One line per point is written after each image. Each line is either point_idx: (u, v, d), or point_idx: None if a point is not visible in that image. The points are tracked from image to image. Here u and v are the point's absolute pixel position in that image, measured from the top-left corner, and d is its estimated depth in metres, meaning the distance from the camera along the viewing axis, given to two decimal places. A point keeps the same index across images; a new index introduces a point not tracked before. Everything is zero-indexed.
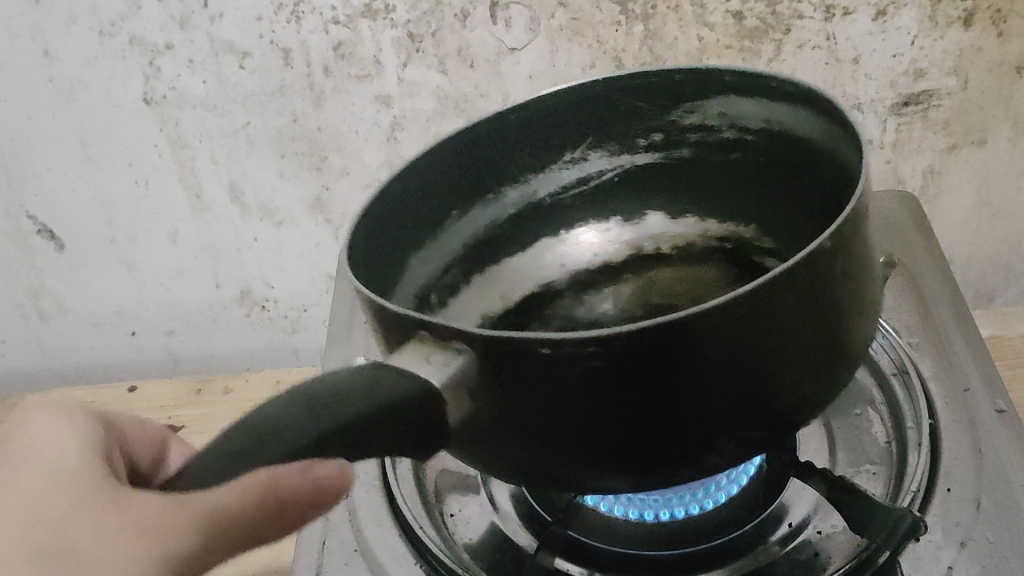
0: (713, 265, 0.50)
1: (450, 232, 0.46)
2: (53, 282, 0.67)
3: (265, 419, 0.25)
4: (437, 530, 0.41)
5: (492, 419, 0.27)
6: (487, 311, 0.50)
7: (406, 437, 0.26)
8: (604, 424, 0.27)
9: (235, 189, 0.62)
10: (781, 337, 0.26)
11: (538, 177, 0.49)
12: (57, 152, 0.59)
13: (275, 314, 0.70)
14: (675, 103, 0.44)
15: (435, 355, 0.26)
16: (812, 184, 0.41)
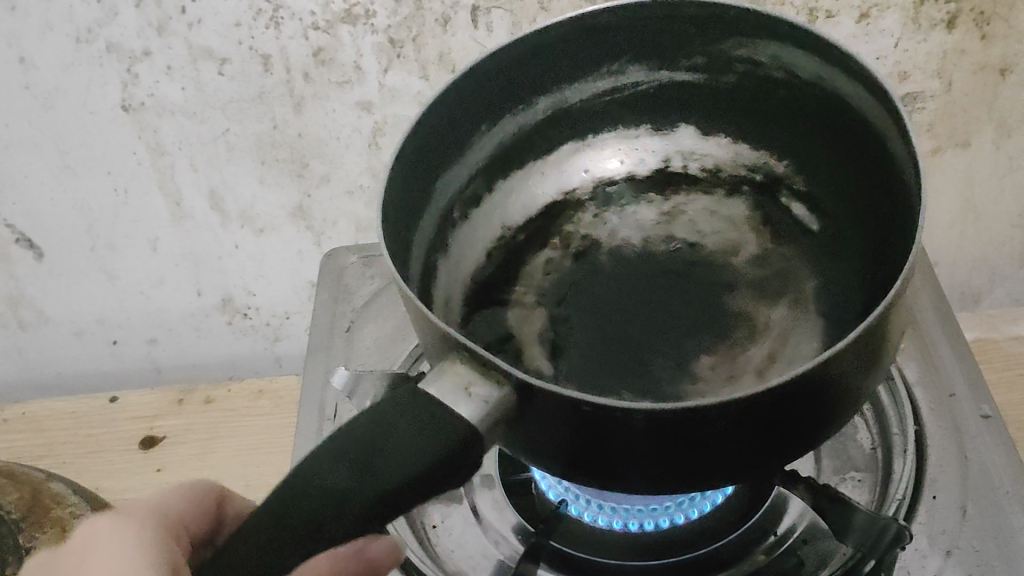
0: (741, 198, 0.51)
1: (477, 146, 0.48)
2: (33, 291, 0.66)
3: (314, 487, 0.28)
4: (419, 543, 0.41)
5: (540, 442, 0.30)
6: (507, 221, 0.51)
7: (448, 476, 0.29)
8: (642, 462, 0.29)
9: (216, 197, 0.61)
10: (809, 402, 0.29)
11: (570, 89, 0.49)
12: (35, 160, 0.59)
13: (257, 322, 0.69)
14: (725, 35, 0.45)
15: (477, 387, 0.29)
16: (859, 122, 0.42)
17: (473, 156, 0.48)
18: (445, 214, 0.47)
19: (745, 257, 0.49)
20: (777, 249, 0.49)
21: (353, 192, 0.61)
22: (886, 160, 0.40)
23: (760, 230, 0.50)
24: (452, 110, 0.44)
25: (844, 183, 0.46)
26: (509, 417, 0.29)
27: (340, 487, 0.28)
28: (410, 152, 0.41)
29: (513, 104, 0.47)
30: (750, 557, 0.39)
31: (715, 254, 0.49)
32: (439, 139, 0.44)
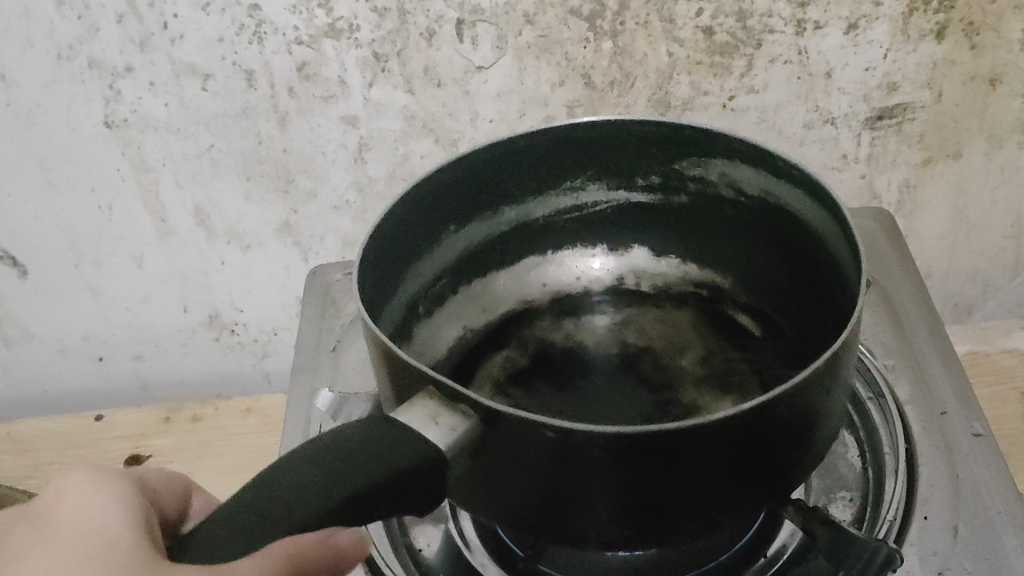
0: (688, 310, 0.52)
1: (444, 248, 0.46)
2: (18, 308, 0.65)
3: (285, 483, 0.29)
4: (403, 568, 0.40)
5: (500, 471, 0.31)
6: (468, 323, 0.51)
7: (416, 497, 0.30)
8: (600, 496, 0.31)
9: (201, 213, 0.61)
10: (761, 441, 0.30)
11: (537, 201, 0.49)
12: (17, 178, 0.58)
13: (245, 339, 0.69)
14: (681, 155, 0.45)
15: (445, 416, 0.31)
16: (807, 260, 0.42)
17: (441, 258, 0.46)
18: (410, 306, 0.46)
19: (690, 356, 0.49)
20: (721, 350, 0.49)
21: (339, 208, 0.61)
22: (828, 284, 0.41)
23: (704, 335, 0.50)
24: (425, 206, 0.42)
25: (790, 304, 0.46)
26: (473, 448, 0.31)
27: (306, 483, 0.29)
28: (393, 232, 0.41)
29: (484, 210, 0.47)
30: None
31: (659, 353, 0.49)
32: (407, 241, 0.42)
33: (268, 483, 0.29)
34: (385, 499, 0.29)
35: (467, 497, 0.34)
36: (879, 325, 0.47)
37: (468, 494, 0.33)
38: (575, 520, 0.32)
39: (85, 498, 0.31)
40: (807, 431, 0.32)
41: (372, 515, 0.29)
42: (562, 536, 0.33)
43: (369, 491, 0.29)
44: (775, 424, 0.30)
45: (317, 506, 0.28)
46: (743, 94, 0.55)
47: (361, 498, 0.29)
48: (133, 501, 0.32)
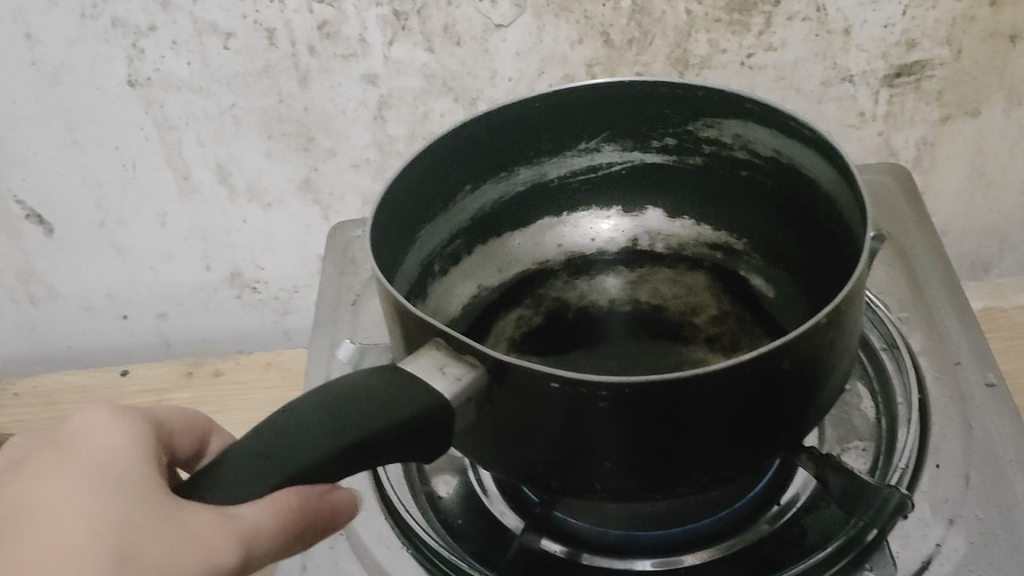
0: (702, 272, 0.50)
1: (459, 207, 0.45)
2: (44, 266, 0.66)
3: (294, 430, 0.30)
4: (424, 513, 0.41)
5: (510, 425, 0.34)
6: (483, 283, 0.49)
7: (418, 450, 0.32)
8: (604, 447, 0.33)
9: (223, 171, 0.61)
10: (759, 396, 0.32)
11: (551, 161, 0.47)
12: (43, 136, 0.59)
13: (266, 296, 0.69)
14: (697, 116, 0.43)
15: (452, 366, 0.32)
16: (821, 223, 0.41)
17: (454, 217, 0.45)
18: (426, 266, 0.45)
19: (702, 317, 0.48)
20: (733, 310, 0.48)
21: (360, 166, 0.61)
22: (841, 248, 0.40)
23: (718, 295, 0.49)
24: (432, 164, 0.41)
25: (800, 270, 0.45)
26: (483, 399, 0.33)
27: (312, 433, 0.30)
28: (403, 190, 0.40)
29: (499, 170, 0.46)
30: (753, 527, 0.39)
31: (673, 314, 0.49)
32: (415, 202, 0.41)
33: (284, 422, 0.30)
34: (393, 446, 0.31)
35: (476, 449, 0.36)
36: (893, 278, 0.48)
37: (478, 445, 0.35)
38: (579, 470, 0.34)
39: (108, 434, 0.32)
40: (811, 381, 0.34)
41: (378, 461, 0.31)
42: (567, 486, 0.35)
43: (373, 440, 0.30)
44: (780, 376, 0.32)
45: (318, 451, 0.30)
46: (761, 51, 0.55)
47: (365, 446, 0.30)
48: (154, 448, 0.32)
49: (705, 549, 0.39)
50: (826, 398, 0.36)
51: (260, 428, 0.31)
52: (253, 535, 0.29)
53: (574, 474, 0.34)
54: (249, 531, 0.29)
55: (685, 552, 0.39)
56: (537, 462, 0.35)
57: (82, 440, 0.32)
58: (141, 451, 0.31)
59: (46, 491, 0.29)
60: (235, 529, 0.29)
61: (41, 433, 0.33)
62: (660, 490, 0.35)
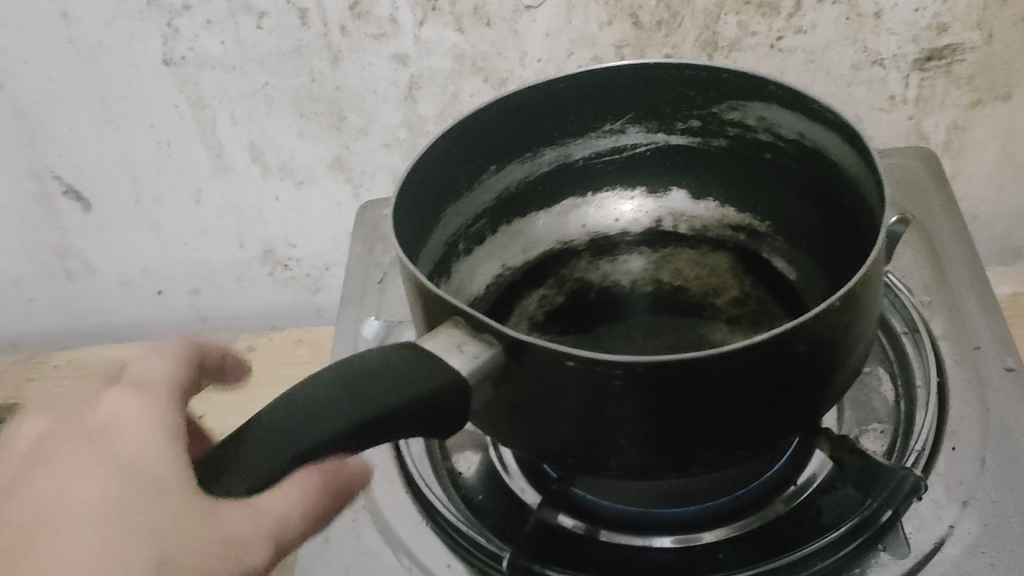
0: (725, 254, 0.50)
1: (484, 187, 0.46)
2: (81, 241, 0.68)
3: (312, 406, 0.30)
4: (445, 488, 0.42)
5: (526, 402, 0.34)
6: (508, 262, 0.50)
7: (432, 424, 0.32)
8: (619, 425, 0.33)
9: (256, 149, 0.62)
10: (774, 377, 0.33)
11: (576, 142, 0.48)
12: (80, 113, 0.60)
13: (298, 273, 0.70)
14: (721, 98, 0.44)
15: (469, 345, 0.32)
16: (842, 206, 0.41)
17: (479, 197, 0.46)
18: (450, 244, 0.45)
19: (723, 297, 0.48)
20: (755, 292, 0.47)
21: (390, 145, 0.62)
22: (861, 231, 0.40)
23: (740, 277, 0.49)
24: (456, 144, 0.42)
25: (821, 253, 0.45)
26: (500, 376, 0.33)
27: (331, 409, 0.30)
28: (427, 170, 0.40)
29: (523, 151, 0.46)
30: (769, 507, 0.40)
31: (694, 294, 0.48)
32: (440, 181, 0.42)
33: (301, 398, 0.30)
34: (406, 421, 0.31)
35: (493, 426, 0.36)
36: (917, 262, 0.48)
37: (495, 422, 0.36)
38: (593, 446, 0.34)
39: (129, 413, 0.33)
40: (826, 364, 0.34)
41: (392, 436, 0.31)
42: (582, 463, 0.35)
43: (390, 416, 0.30)
44: (795, 357, 0.33)
45: (338, 428, 0.30)
46: (791, 34, 0.55)
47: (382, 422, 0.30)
48: (177, 413, 0.33)
49: (720, 527, 0.39)
50: (843, 380, 0.36)
51: (273, 404, 0.31)
52: (280, 525, 0.30)
53: (589, 450, 0.35)
54: (273, 526, 0.29)
55: (699, 531, 0.39)
56: (552, 439, 0.35)
57: (106, 429, 0.32)
58: (165, 433, 0.32)
59: (67, 487, 0.30)
60: (258, 524, 0.29)
61: (60, 421, 0.34)
62: (674, 469, 0.35)
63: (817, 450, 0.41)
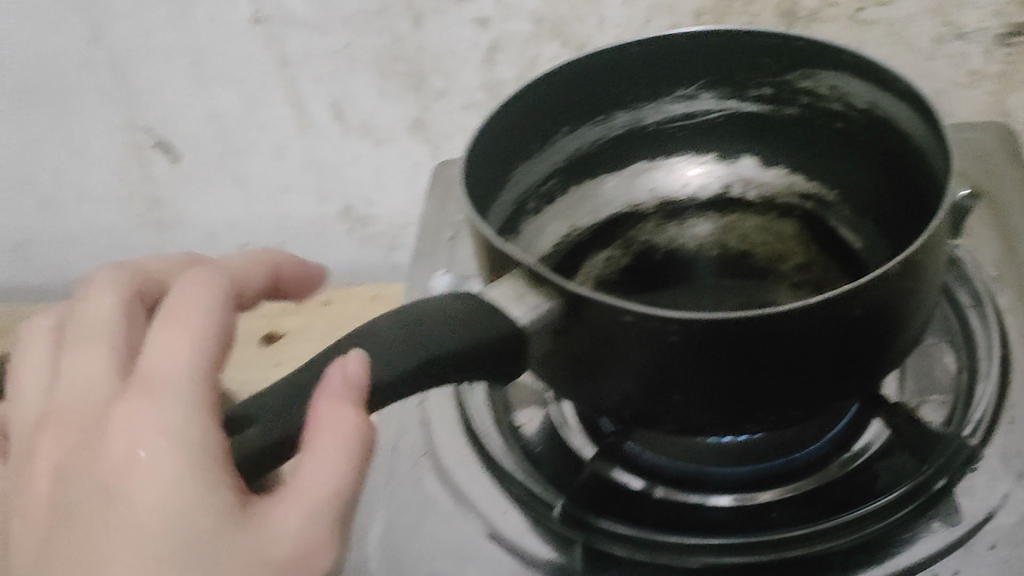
0: (792, 221, 0.51)
1: (554, 147, 0.46)
2: (168, 191, 0.70)
3: (371, 344, 0.32)
4: (504, 437, 0.43)
5: (581, 353, 0.35)
6: (576, 224, 0.51)
7: (486, 371, 0.33)
8: (672, 380, 0.34)
9: (339, 108, 0.63)
10: (830, 340, 0.33)
11: (648, 107, 0.48)
12: (170, 68, 0.62)
13: (376, 230, 0.72)
14: (794, 66, 0.44)
15: (529, 296, 0.33)
16: (910, 176, 0.41)
17: (549, 157, 0.47)
18: (519, 203, 0.46)
19: (788, 265, 0.49)
20: (819, 259, 0.49)
21: (469, 107, 0.63)
22: (927, 202, 0.40)
23: (805, 244, 0.50)
24: (528, 104, 0.43)
25: (888, 224, 0.45)
26: (558, 328, 0.34)
27: (391, 347, 0.32)
28: (499, 129, 0.41)
29: (595, 113, 0.47)
30: (823, 471, 0.40)
31: (760, 260, 0.50)
32: (511, 140, 0.43)
33: (361, 338, 0.32)
34: (463, 367, 0.32)
35: (549, 376, 0.37)
36: (988, 237, 0.47)
37: (551, 371, 0.37)
38: (646, 400, 0.35)
39: (140, 433, 0.31)
40: (884, 329, 0.34)
41: (447, 380, 0.33)
42: (635, 416, 0.36)
43: (449, 357, 0.32)
44: (852, 321, 0.33)
45: (399, 363, 0.31)
46: (873, 6, 0.55)
47: (440, 364, 0.32)
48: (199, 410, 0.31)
49: (772, 490, 0.40)
50: (901, 348, 0.36)
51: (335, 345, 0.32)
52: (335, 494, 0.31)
53: (642, 403, 0.35)
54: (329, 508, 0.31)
55: (752, 490, 0.40)
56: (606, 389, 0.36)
57: (120, 469, 0.30)
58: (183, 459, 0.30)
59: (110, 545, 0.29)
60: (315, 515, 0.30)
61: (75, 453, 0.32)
62: (727, 427, 0.36)
63: (874, 419, 0.41)
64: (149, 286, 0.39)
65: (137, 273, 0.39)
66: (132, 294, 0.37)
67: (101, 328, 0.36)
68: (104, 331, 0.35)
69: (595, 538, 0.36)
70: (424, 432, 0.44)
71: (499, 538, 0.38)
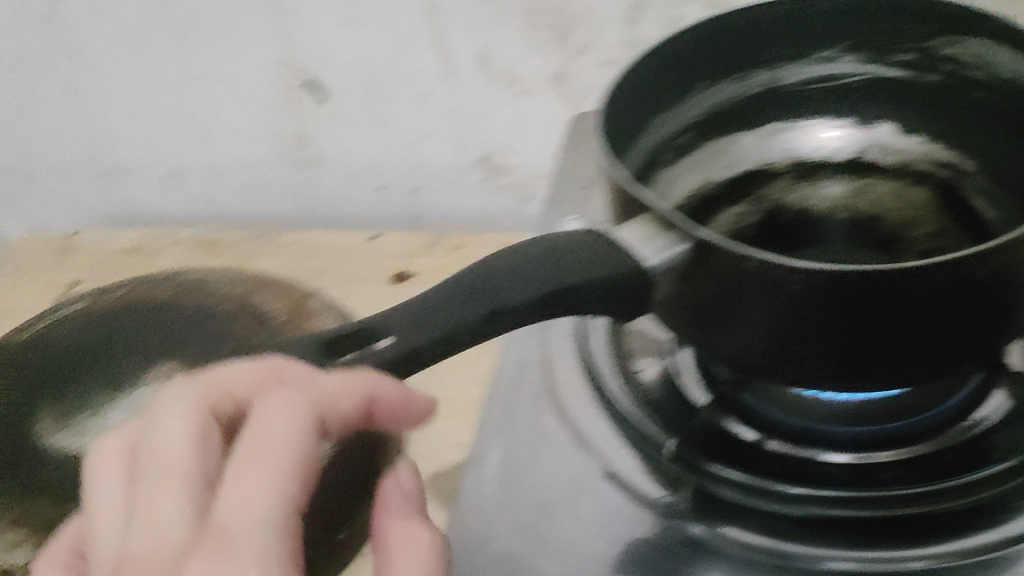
0: (927, 189, 0.49)
1: (692, 101, 0.47)
2: (315, 131, 0.72)
3: (502, 271, 0.34)
4: (622, 377, 0.44)
5: (704, 297, 0.35)
6: (709, 178, 0.51)
7: (614, 306, 0.35)
8: (792, 330, 0.34)
9: (483, 57, 0.65)
10: (959, 302, 0.32)
11: (786, 68, 0.49)
12: (325, 10, 0.64)
13: (512, 181, 0.73)
14: (939, 31, 0.44)
15: (655, 239, 0.34)
16: None
17: (686, 111, 0.47)
18: (655, 154, 0.47)
19: (919, 232, 0.48)
20: (952, 228, 0.47)
21: (611, 64, 0.63)
22: None
23: (938, 212, 0.48)
24: (669, 57, 0.43)
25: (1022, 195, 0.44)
26: (683, 272, 0.34)
27: (519, 276, 0.34)
28: (640, 78, 0.42)
29: (734, 70, 0.47)
30: (940, 436, 0.40)
31: (890, 226, 0.48)
32: (650, 90, 0.44)
33: (494, 264, 0.35)
34: (590, 299, 0.34)
35: (671, 318, 0.37)
36: None
37: (672, 314, 0.37)
38: (766, 347, 0.35)
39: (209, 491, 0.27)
40: (1015, 294, 0.34)
41: (576, 310, 0.35)
42: (753, 364, 0.36)
43: (576, 288, 0.34)
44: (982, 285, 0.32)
45: (526, 291, 0.34)
46: None
47: (567, 294, 0.34)
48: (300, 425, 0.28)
49: (886, 450, 0.39)
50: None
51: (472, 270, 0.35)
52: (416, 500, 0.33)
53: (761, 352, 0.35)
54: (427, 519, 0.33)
55: (866, 449, 0.39)
56: (726, 335, 0.36)
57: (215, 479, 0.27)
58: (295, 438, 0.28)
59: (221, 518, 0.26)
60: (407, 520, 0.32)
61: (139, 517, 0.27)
62: (845, 382, 0.36)
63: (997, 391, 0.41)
64: (223, 404, 0.29)
65: (212, 382, 0.29)
66: (206, 412, 0.28)
67: (169, 462, 0.27)
68: (170, 454, 0.27)
69: (707, 483, 0.38)
70: (546, 370, 0.46)
71: (616, 477, 0.39)
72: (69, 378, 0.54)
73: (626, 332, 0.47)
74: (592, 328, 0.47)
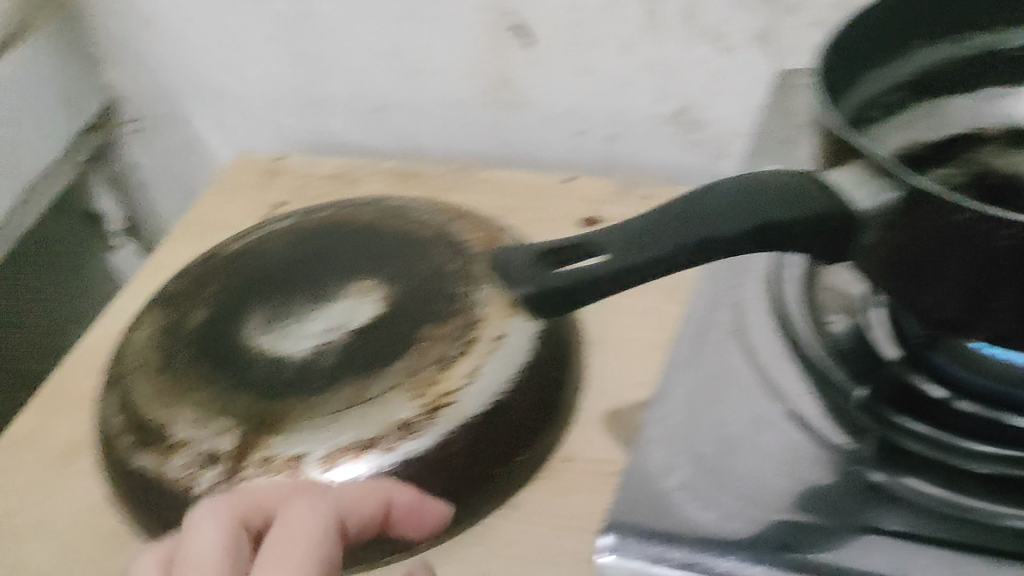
0: None
1: (909, 56, 0.48)
2: (518, 73, 0.74)
3: (715, 206, 0.35)
4: (812, 328, 0.44)
5: (906, 248, 0.34)
6: (918, 139, 0.50)
7: (819, 246, 0.35)
8: (999, 286, 0.32)
9: (689, 12, 0.65)
10: None
11: (1004, 33, 0.49)
12: None
13: (707, 136, 0.73)
14: None
15: (868, 184, 0.33)
16: None
17: (904, 65, 0.48)
18: (871, 103, 0.47)
19: None
20: None
21: (819, 25, 0.63)
22: None
23: None
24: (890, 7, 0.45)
25: None
26: (891, 222, 0.33)
27: (728, 211, 0.35)
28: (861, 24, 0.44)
29: (951, 30, 0.48)
30: None
31: None
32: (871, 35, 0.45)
33: (706, 200, 0.36)
34: (796, 238, 0.34)
35: (868, 270, 0.36)
36: None
37: (870, 265, 0.36)
38: (969, 305, 0.33)
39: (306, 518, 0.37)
40: None
41: (781, 249, 0.35)
42: (952, 322, 0.34)
43: (781, 225, 0.34)
44: None
45: (736, 225, 0.34)
46: None
47: (773, 231, 0.34)
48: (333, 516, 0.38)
49: None
50: None
51: (686, 203, 0.37)
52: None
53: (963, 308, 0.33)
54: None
55: None
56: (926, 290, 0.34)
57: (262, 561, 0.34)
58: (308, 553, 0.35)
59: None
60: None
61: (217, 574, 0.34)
62: None
63: None
64: (252, 516, 0.37)
65: (241, 501, 0.38)
66: (235, 524, 0.36)
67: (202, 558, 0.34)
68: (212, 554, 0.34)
69: (891, 433, 0.37)
70: (736, 316, 0.46)
71: (799, 419, 0.40)
72: (277, 293, 0.56)
73: (818, 287, 0.47)
74: (780, 279, 0.48)
